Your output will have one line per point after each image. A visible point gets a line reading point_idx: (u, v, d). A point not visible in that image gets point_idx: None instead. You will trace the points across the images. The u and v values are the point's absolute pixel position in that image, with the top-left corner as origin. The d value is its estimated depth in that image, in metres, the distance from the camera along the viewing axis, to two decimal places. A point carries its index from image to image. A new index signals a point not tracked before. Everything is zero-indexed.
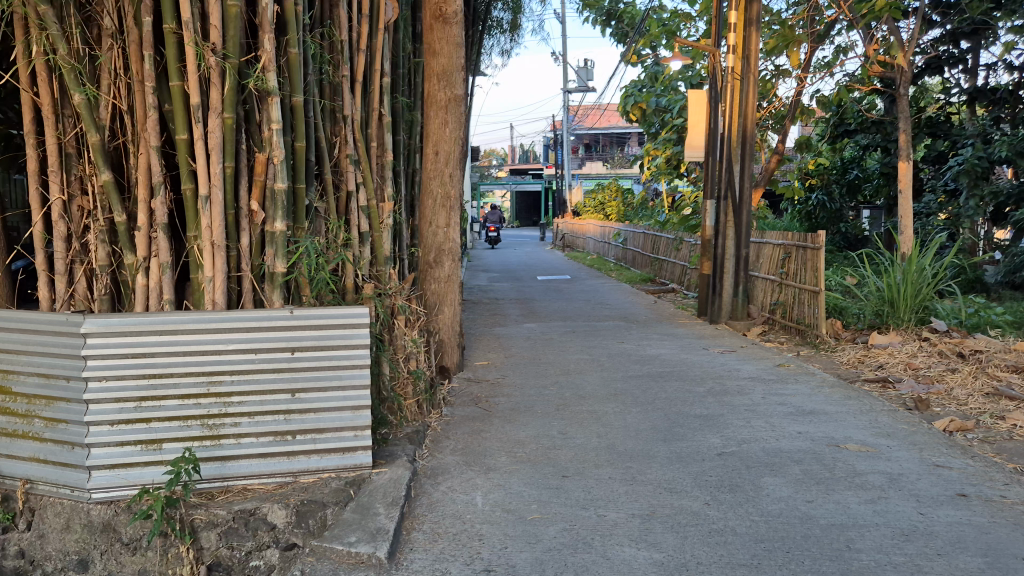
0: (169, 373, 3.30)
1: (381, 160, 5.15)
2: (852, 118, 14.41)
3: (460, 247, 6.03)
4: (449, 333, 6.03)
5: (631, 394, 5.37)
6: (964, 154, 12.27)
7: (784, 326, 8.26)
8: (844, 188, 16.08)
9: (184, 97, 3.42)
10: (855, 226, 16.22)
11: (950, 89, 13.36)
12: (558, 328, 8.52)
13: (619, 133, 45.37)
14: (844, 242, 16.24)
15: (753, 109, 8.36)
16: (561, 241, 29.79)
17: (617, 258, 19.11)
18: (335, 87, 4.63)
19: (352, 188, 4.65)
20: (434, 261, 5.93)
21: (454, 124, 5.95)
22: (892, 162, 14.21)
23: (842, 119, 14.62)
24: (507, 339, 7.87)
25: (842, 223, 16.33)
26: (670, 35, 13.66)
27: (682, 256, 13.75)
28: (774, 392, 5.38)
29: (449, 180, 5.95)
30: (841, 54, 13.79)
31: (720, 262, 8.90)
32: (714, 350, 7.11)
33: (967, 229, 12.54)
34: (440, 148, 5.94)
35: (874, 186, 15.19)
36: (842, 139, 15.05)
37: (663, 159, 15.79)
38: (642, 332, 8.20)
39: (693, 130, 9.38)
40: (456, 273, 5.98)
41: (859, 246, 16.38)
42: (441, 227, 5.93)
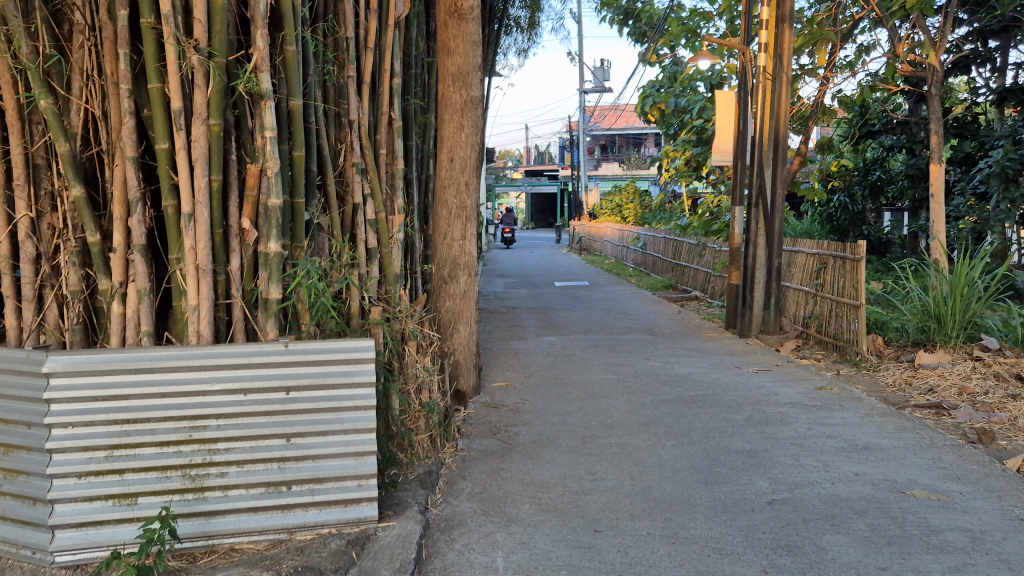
0: (146, 418, 2.89)
1: (392, 169, 4.73)
2: (876, 118, 13.79)
3: (477, 260, 5.58)
4: (465, 354, 5.58)
5: (663, 424, 4.92)
6: (994, 155, 11.65)
7: (819, 341, 7.79)
8: (868, 190, 15.21)
9: (164, 101, 3.00)
10: (876, 229, 15.51)
11: (978, 89, 12.82)
12: (580, 342, 8.08)
13: (636, 134, 44.81)
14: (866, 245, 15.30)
15: (787, 110, 7.89)
16: (577, 244, 29.33)
17: (636, 263, 18.64)
18: (341, 89, 4.24)
19: (358, 200, 4.26)
20: (450, 276, 5.49)
21: (471, 127, 5.52)
22: (917, 164, 13.67)
23: (865, 119, 14.11)
24: (526, 355, 7.44)
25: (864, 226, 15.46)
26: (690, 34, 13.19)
27: (705, 262, 13.30)
28: (821, 421, 4.92)
29: (466, 188, 5.52)
30: (864, 53, 13.28)
31: (750, 273, 8.42)
32: (748, 369, 6.65)
33: (998, 233, 12.00)
34: (456, 153, 5.50)
35: (898, 189, 14.70)
36: (865, 140, 14.51)
37: (682, 161, 15.54)
38: (668, 347, 7.74)
39: (720, 132, 8.89)
40: (472, 288, 5.54)
41: (882, 250, 15.61)
42: (457, 239, 5.49)
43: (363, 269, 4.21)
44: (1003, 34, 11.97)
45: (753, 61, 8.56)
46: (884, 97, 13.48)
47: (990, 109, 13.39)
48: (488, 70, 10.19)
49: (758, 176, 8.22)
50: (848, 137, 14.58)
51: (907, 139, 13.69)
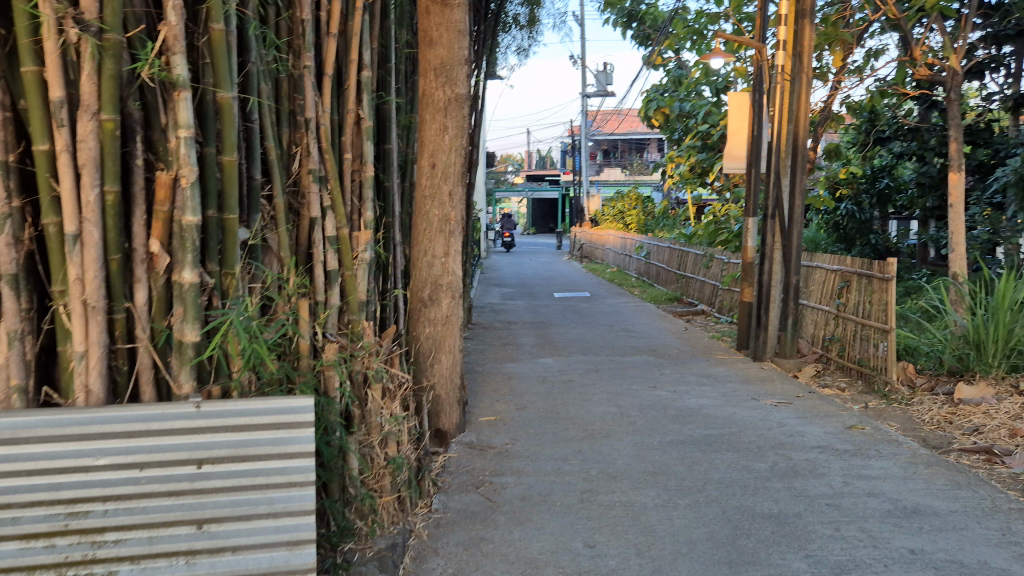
0: (8, 504, 2.21)
1: (360, 178, 4.05)
2: (886, 124, 13.06)
3: (462, 280, 4.90)
4: (447, 388, 4.90)
5: (674, 475, 4.23)
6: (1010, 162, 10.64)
7: (842, 366, 7.10)
8: (876, 198, 14.29)
9: (41, 87, 2.32)
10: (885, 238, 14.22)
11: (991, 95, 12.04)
12: (579, 366, 7.40)
13: (638, 139, 44.11)
14: (874, 255, 14.30)
15: (808, 113, 7.23)
16: (578, 251, 28.65)
17: (639, 273, 17.97)
18: (296, 82, 3.59)
19: (316, 214, 3.61)
20: (431, 299, 4.82)
21: (454, 128, 4.83)
22: (928, 171, 12.92)
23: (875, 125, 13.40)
24: (519, 381, 6.77)
25: (871, 234, 14.39)
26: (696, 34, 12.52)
27: (713, 274, 12.66)
28: (857, 472, 4.23)
29: (449, 198, 4.83)
30: (875, 56, 12.61)
31: (765, 291, 7.74)
32: (766, 401, 5.96)
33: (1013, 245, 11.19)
34: (438, 159, 4.81)
35: (907, 198, 13.69)
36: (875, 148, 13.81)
37: (686, 167, 14.61)
38: (676, 374, 7.06)
39: (732, 137, 8.24)
40: (456, 311, 4.87)
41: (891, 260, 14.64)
42: (438, 257, 4.81)
43: (317, 298, 3.53)
44: (1019, 38, 11.16)
45: (769, 61, 7.89)
46: (897, 102, 12.80)
47: (1002, 115, 12.69)
48: (482, 70, 9.52)
49: (774, 186, 7.56)
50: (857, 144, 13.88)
51: (917, 147, 12.96)
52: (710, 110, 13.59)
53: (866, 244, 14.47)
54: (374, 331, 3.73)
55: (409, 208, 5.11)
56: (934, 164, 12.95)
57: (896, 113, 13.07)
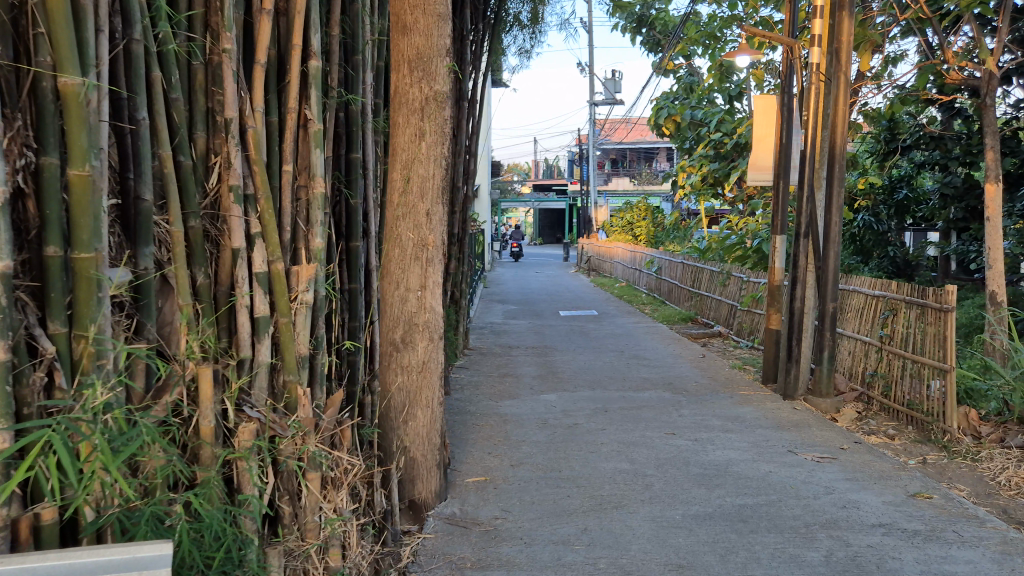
0: None
1: (308, 196, 3.21)
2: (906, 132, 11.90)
3: (443, 319, 4.04)
4: (424, 450, 4.03)
5: (704, 572, 3.35)
6: None
7: (887, 408, 6.20)
8: (894, 210, 13.04)
9: None
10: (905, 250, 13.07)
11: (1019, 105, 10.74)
12: (586, 405, 6.52)
13: (647, 148, 43.27)
14: (892, 268, 13.12)
15: (847, 117, 6.35)
16: (586, 263, 27.79)
17: (649, 288, 17.08)
18: (214, 73, 2.75)
19: (239, 245, 2.76)
20: (404, 344, 3.97)
21: (433, 133, 3.96)
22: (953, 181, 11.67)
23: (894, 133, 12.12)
24: (517, 424, 5.89)
25: (890, 246, 13.20)
26: (710, 38, 11.64)
27: (730, 293, 11.79)
28: (938, 568, 3.34)
29: (427, 219, 3.98)
30: (894, 62, 11.78)
31: (797, 320, 6.82)
32: (806, 455, 5.07)
33: None
34: (413, 172, 3.95)
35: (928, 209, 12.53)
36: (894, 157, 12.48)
37: (697, 176, 13.62)
38: (696, 416, 6.16)
39: (758, 145, 7.32)
40: (435, 356, 4.03)
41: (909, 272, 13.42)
42: (413, 292, 3.97)
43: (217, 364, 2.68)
44: None
45: (801, 58, 7.01)
46: (918, 109, 11.46)
47: None
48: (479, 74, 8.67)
49: (807, 201, 6.68)
50: (875, 153, 12.89)
51: (941, 156, 11.61)
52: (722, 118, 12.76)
53: (884, 255, 13.26)
54: (316, 398, 2.89)
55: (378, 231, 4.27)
56: (957, 173, 11.72)
57: (917, 118, 11.62)
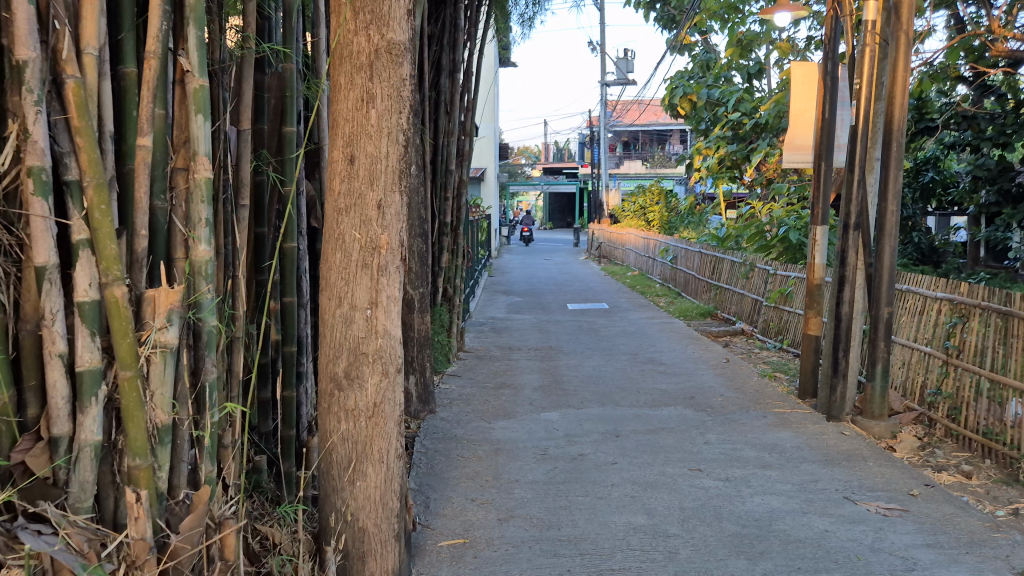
0: None
1: (188, 183, 2.22)
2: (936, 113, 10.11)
3: (401, 344, 3.06)
4: (375, 516, 3.04)
5: None
6: None
7: (954, 435, 5.18)
8: (918, 194, 11.60)
9: None
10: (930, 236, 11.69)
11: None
12: (595, 428, 5.53)
13: (660, 130, 42.01)
14: (917, 255, 11.76)
15: (907, 87, 5.30)
16: (596, 249, 26.74)
17: (663, 278, 16.06)
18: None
19: (49, 260, 1.86)
20: (348, 381, 2.98)
21: (386, 99, 2.95)
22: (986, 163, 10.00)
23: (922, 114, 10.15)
24: (511, 456, 4.91)
25: (914, 232, 11.82)
26: (729, 10, 10.51)
27: (752, 287, 10.76)
28: None
29: (379, 214, 2.96)
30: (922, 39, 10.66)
31: (842, 327, 5.70)
32: (868, 505, 4.05)
33: None
34: (359, 149, 2.94)
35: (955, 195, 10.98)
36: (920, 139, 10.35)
37: (714, 159, 12.56)
38: (728, 444, 5.16)
39: (795, 120, 6.34)
40: (390, 395, 3.04)
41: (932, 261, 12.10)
42: (359, 311, 2.97)
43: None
44: None
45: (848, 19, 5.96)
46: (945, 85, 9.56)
47: None
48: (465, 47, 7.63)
49: (857, 187, 5.59)
50: None
51: (972, 137, 9.87)
52: (741, 97, 11.70)
53: (906, 242, 11.94)
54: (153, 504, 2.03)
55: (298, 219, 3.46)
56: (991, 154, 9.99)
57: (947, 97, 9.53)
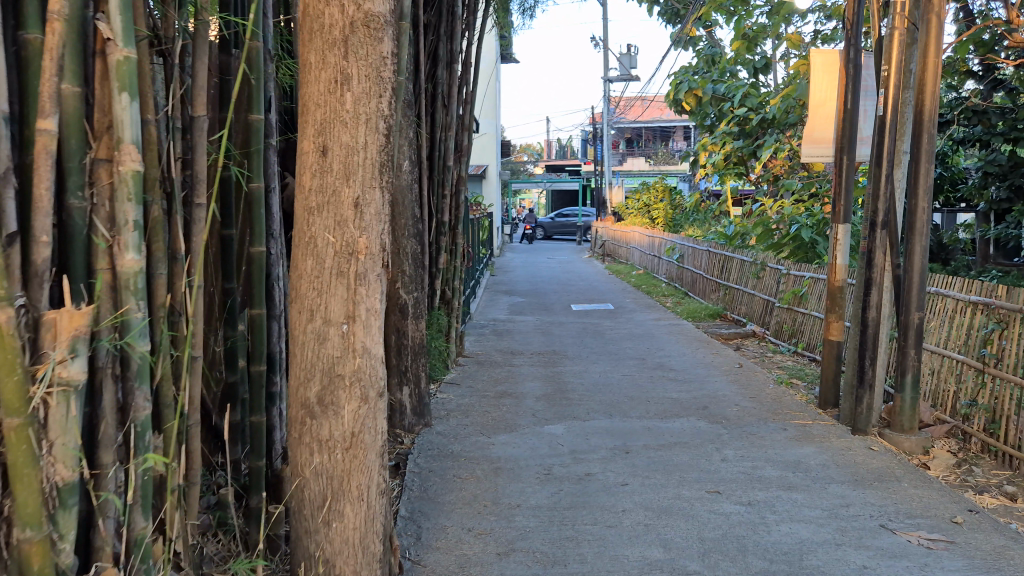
0: None
1: (110, 177, 1.97)
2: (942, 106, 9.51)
3: (383, 362, 2.66)
4: (354, 561, 2.65)
5: None
6: None
7: (992, 450, 4.77)
8: None
9: None
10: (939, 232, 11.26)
11: None
12: (604, 444, 5.13)
13: (663, 127, 41.52)
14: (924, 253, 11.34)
15: (938, 75, 4.84)
16: (600, 247, 26.29)
17: (669, 277, 15.65)
18: None
19: None
20: (322, 408, 2.58)
21: (364, 80, 2.54)
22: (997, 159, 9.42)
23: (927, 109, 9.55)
24: (512, 476, 4.51)
25: None
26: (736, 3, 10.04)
27: (763, 287, 10.34)
28: None
29: (356, 213, 2.56)
30: None
31: (869, 333, 5.23)
32: (907, 534, 3.64)
33: None
34: (331, 137, 2.53)
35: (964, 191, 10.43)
36: None
37: (720, 155, 12.11)
38: (748, 461, 4.75)
39: (815, 112, 5.93)
40: (370, 423, 2.64)
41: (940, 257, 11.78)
42: (335, 325, 2.57)
43: None
44: None
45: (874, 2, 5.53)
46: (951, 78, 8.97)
47: None
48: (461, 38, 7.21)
49: (884, 182, 5.15)
50: None
51: (981, 133, 9.19)
52: (749, 91, 11.28)
53: None
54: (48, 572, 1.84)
55: (270, 220, 3.07)
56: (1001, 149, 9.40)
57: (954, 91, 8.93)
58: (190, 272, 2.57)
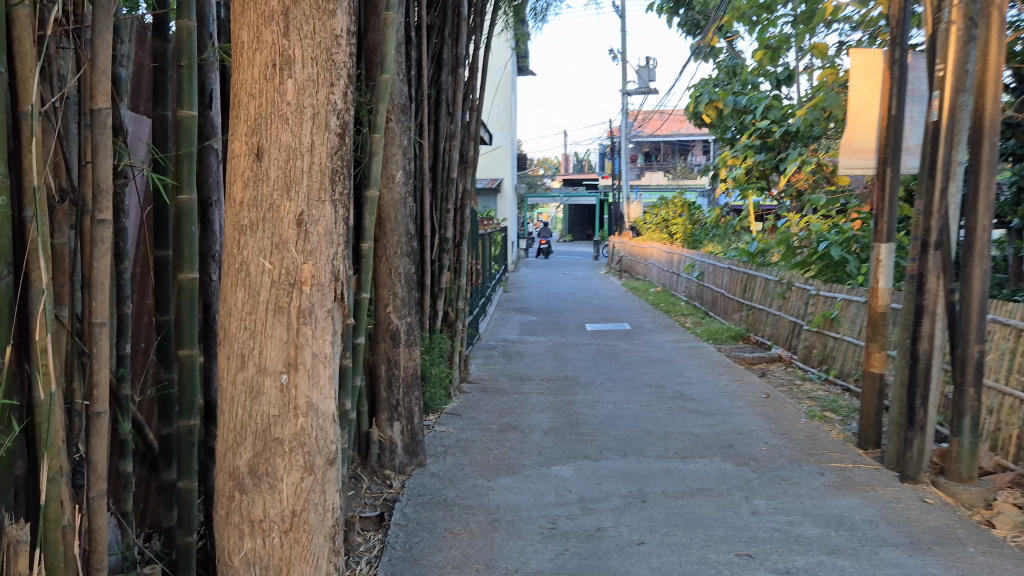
0: None
1: None
2: None
3: (329, 420, 2.13)
4: None
5: None
6: None
7: None
8: None
9: None
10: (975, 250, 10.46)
11: None
12: (618, 491, 4.53)
13: (682, 141, 40.91)
14: None
15: (1000, 74, 4.25)
16: (617, 263, 25.68)
17: (689, 296, 15.05)
18: None
19: None
20: (254, 480, 2.03)
21: (310, 64, 2.00)
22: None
23: None
24: (511, 531, 3.93)
25: None
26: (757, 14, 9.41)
27: (790, 308, 9.72)
28: None
29: (299, 234, 2.01)
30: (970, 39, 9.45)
31: (920, 366, 4.63)
32: None
33: None
34: (267, 136, 1.98)
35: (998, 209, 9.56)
36: None
37: (741, 170, 11.44)
38: (783, 515, 4.15)
39: (854, 119, 5.36)
40: (315, 498, 2.10)
41: None
42: (271, 376, 2.02)
43: None
44: None
45: None
46: None
47: None
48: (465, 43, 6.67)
49: (937, 197, 4.54)
50: None
51: (1017, 148, 8.01)
52: (771, 104, 10.71)
53: None
54: None
55: (208, 239, 2.65)
56: None
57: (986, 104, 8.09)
58: (93, 306, 2.05)
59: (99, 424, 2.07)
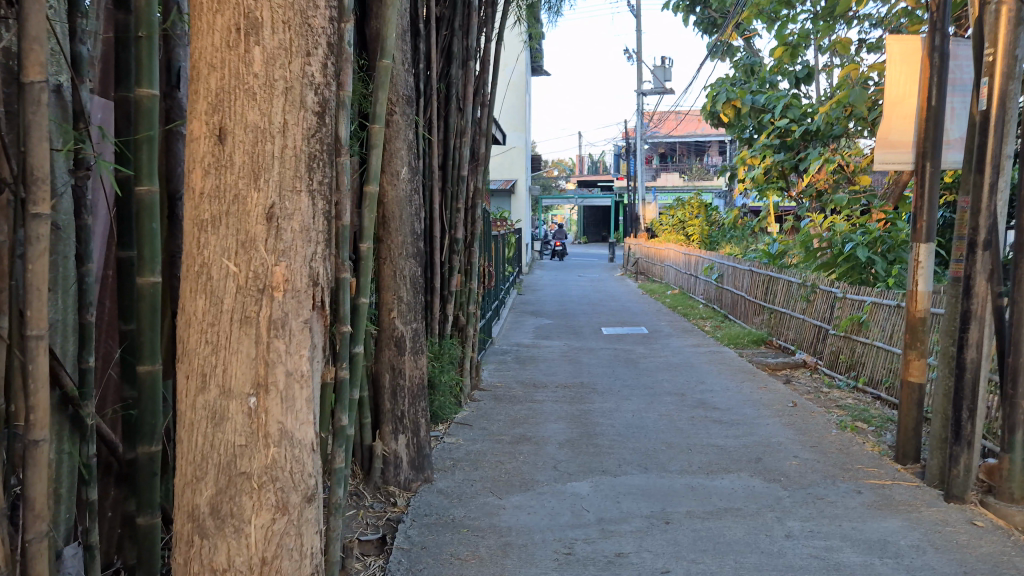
0: None
1: None
2: None
3: (304, 452, 1.83)
4: None
5: None
6: None
7: None
8: None
9: None
10: None
11: None
12: (639, 511, 4.20)
13: (698, 141, 40.46)
14: None
15: None
16: (633, 265, 25.31)
17: (707, 298, 14.68)
18: None
19: None
20: (218, 523, 1.73)
21: (280, 30, 1.73)
22: None
23: None
24: (524, 557, 3.60)
25: None
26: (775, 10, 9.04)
27: (813, 312, 9.36)
28: None
29: (269, 230, 1.72)
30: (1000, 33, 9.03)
31: (966, 376, 4.26)
32: None
33: None
34: (230, 114, 1.70)
35: None
36: None
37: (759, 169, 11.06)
38: (820, 539, 3.81)
39: (890, 111, 4.97)
40: (287, 544, 1.80)
41: None
42: (237, 399, 1.72)
43: None
44: None
45: None
46: None
47: None
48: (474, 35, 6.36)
49: (986, 193, 4.16)
50: None
51: None
52: (791, 102, 10.33)
53: None
54: None
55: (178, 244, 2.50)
56: None
57: None
58: (28, 316, 1.76)
59: (38, 454, 1.79)
